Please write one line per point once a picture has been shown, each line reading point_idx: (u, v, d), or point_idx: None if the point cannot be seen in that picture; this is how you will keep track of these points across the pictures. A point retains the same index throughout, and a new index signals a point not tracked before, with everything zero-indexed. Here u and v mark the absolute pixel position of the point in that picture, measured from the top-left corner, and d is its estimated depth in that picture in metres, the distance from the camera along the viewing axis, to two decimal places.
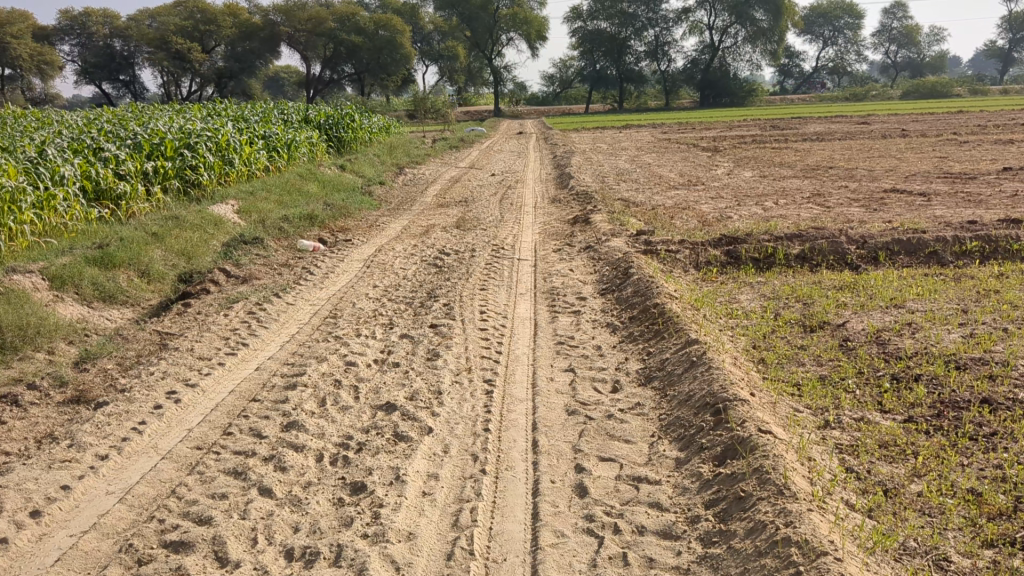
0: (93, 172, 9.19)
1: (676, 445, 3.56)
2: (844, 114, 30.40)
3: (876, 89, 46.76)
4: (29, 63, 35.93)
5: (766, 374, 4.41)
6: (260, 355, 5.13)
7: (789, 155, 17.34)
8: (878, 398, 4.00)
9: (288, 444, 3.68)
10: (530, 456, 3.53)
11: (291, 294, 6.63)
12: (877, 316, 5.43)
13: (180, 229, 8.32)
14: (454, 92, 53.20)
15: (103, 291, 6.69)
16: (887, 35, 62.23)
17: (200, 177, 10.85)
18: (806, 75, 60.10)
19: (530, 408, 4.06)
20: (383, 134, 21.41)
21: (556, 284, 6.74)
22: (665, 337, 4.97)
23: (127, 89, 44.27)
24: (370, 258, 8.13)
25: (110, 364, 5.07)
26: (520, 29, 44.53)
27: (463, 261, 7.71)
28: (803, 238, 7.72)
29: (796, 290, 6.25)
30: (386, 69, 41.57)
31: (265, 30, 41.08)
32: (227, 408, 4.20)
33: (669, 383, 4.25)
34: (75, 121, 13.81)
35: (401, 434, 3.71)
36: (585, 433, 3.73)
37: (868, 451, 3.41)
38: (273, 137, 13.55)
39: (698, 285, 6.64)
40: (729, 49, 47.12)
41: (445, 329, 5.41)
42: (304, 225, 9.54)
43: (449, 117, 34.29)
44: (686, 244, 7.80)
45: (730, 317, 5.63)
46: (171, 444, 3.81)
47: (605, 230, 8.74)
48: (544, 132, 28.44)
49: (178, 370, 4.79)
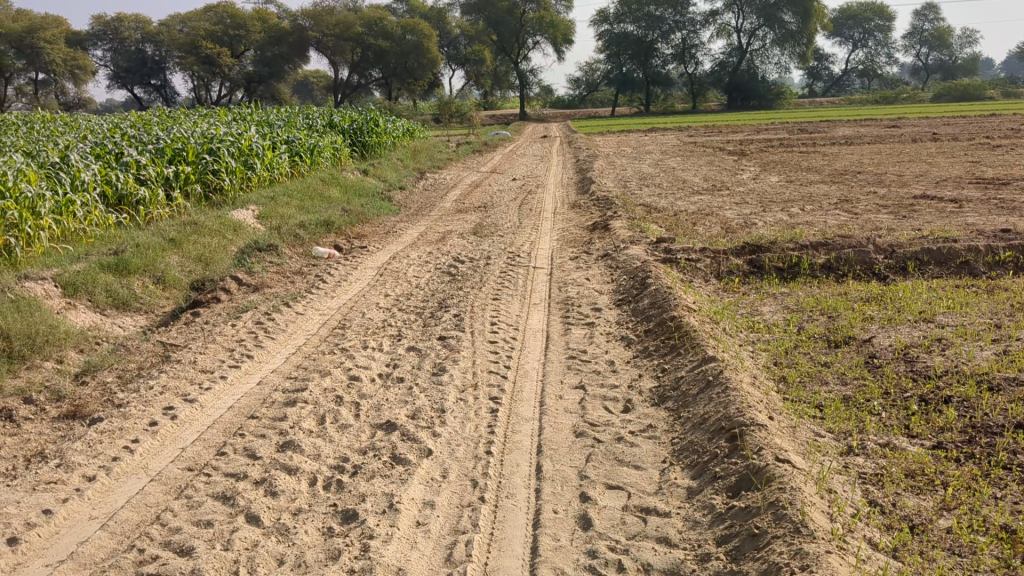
0: (113, 177, 9.11)
1: (689, 474, 3.37)
2: (875, 118, 29.97)
3: (907, 92, 46.10)
4: (61, 68, 36.27)
5: (787, 394, 4.20)
6: (264, 367, 4.97)
7: (816, 160, 17.03)
8: (904, 423, 3.79)
9: (282, 465, 3.51)
10: (533, 483, 3.36)
11: (301, 303, 6.48)
12: (904, 331, 5.20)
13: (197, 235, 8.22)
14: (480, 95, 53.18)
15: (116, 298, 6.57)
16: (918, 37, 61.54)
17: (221, 182, 10.76)
18: (835, 78, 59.47)
19: (536, 430, 3.88)
20: (407, 138, 21.36)
21: (572, 294, 6.56)
22: (681, 353, 4.77)
23: (157, 93, 44.60)
24: (385, 265, 7.99)
25: (114, 374, 4.93)
26: (546, 32, 44.41)
27: (478, 270, 7.54)
28: (829, 247, 7.49)
29: (821, 302, 6.03)
30: (412, 73, 41.54)
31: (293, 34, 41.22)
32: (225, 425, 4.05)
33: (684, 403, 4.05)
34: (100, 125, 13.79)
35: (399, 457, 3.53)
36: (592, 458, 3.55)
37: (893, 482, 3.21)
38: (295, 141, 13.47)
39: (719, 296, 6.44)
40: (757, 52, 46.65)
41: (454, 342, 5.24)
42: (320, 231, 9.42)
43: (474, 121, 34.21)
44: (707, 253, 7.58)
45: (750, 331, 5.43)
46: (162, 464, 3.64)
47: (625, 238, 8.53)
48: (569, 135, 28.31)
49: (178, 383, 4.63)
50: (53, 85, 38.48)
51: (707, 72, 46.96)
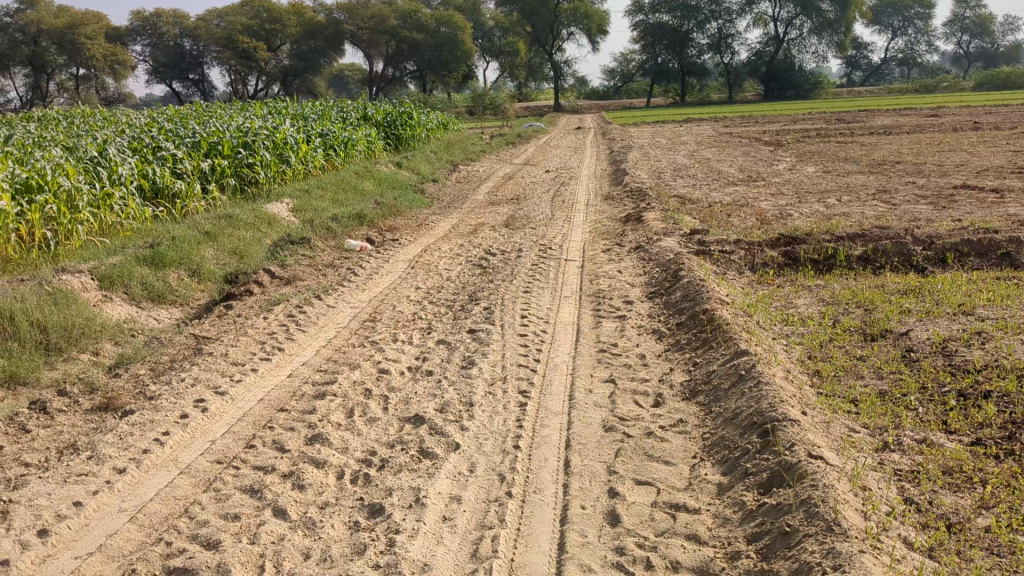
0: (150, 170, 9.18)
1: (719, 469, 3.32)
2: (915, 107, 29.50)
3: (948, 80, 45.32)
4: (101, 64, 36.71)
5: (821, 388, 4.13)
6: (295, 359, 4.97)
7: (854, 151, 16.77)
8: (941, 419, 3.71)
9: (309, 459, 3.51)
10: (561, 478, 3.33)
11: (332, 296, 6.49)
12: (943, 324, 5.10)
13: (232, 228, 8.26)
14: (515, 87, 53.09)
15: (152, 291, 6.62)
16: (960, 25, 60.45)
17: (256, 175, 10.82)
18: (874, 67, 58.61)
19: (565, 424, 3.85)
20: (442, 130, 21.36)
21: (604, 287, 6.51)
22: (714, 347, 4.70)
23: (195, 87, 44.98)
24: (416, 258, 7.97)
25: (147, 366, 4.96)
26: (580, 23, 44.19)
27: (509, 262, 7.51)
28: (866, 238, 7.37)
29: (858, 295, 5.93)
30: (446, 66, 41.50)
31: (329, 28, 41.42)
32: (255, 417, 4.05)
33: (715, 398, 4.00)
34: (138, 120, 13.92)
35: (426, 451, 3.52)
36: (621, 453, 3.51)
37: (930, 479, 3.14)
38: (329, 134, 13.50)
39: (753, 288, 6.35)
40: (794, 41, 46.08)
41: (484, 335, 5.21)
42: (352, 224, 9.43)
43: (509, 114, 34.14)
44: (742, 245, 7.48)
45: (784, 324, 5.35)
46: (192, 457, 3.65)
47: (658, 230, 8.44)
48: (604, 126, 28.15)
49: (210, 375, 4.64)
50: (93, 80, 38.96)
51: (743, 62, 46.48)
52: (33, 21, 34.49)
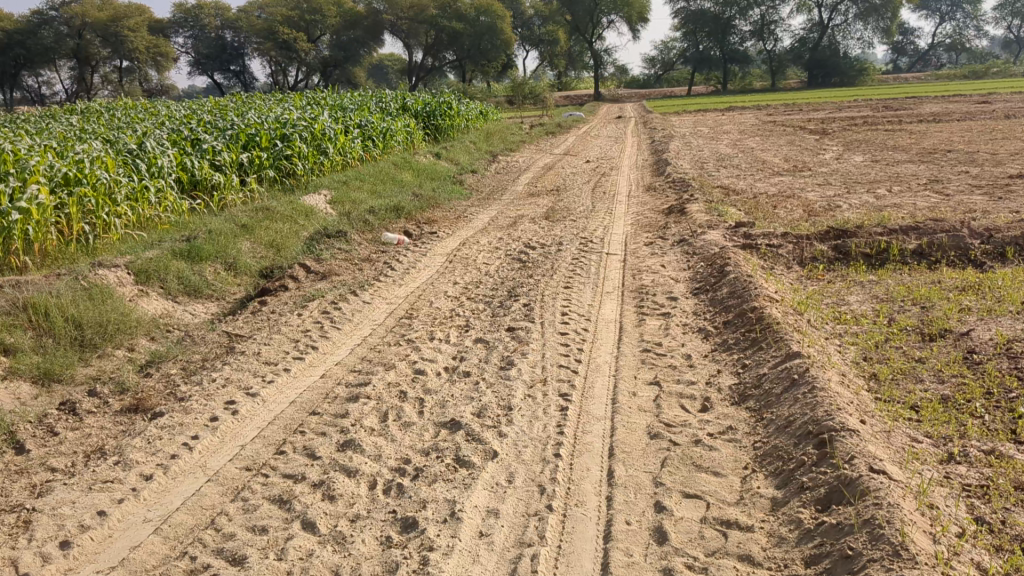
0: (188, 163, 9.11)
1: (773, 483, 3.13)
2: (963, 94, 28.80)
3: (997, 66, 44.23)
4: (144, 55, 37.00)
5: (879, 393, 3.91)
6: (329, 358, 4.83)
7: (902, 139, 16.35)
8: (1010, 427, 3.48)
9: (341, 467, 3.36)
10: (603, 490, 3.16)
11: (368, 291, 6.35)
12: (1006, 323, 4.84)
13: (269, 221, 8.16)
14: (554, 76, 52.77)
15: (188, 285, 6.54)
16: (1010, 9, 59.07)
17: (295, 167, 10.73)
18: (921, 53, 57.54)
19: (608, 430, 3.67)
20: (481, 120, 21.18)
21: (647, 282, 6.31)
22: (763, 347, 4.50)
23: (237, 79, 45.23)
24: (454, 252, 7.81)
25: (181, 364, 4.86)
26: (621, 11, 43.74)
27: (549, 256, 7.33)
28: (920, 231, 7.09)
29: (913, 291, 5.68)
30: (486, 55, 41.29)
31: (368, 19, 41.38)
32: (286, 421, 3.92)
33: (767, 403, 3.79)
34: (179, 112, 13.91)
35: (462, 459, 3.36)
36: (668, 463, 3.34)
37: (1001, 496, 2.92)
38: (368, 125, 13.39)
39: (802, 284, 6.12)
40: (838, 27, 45.29)
41: (523, 333, 5.04)
42: (390, 216, 9.30)
43: (548, 103, 33.87)
44: (789, 239, 7.23)
45: (837, 322, 5.12)
46: (220, 463, 3.53)
47: (702, 222, 8.21)
48: (645, 115, 27.88)
49: (242, 375, 4.52)
50: (137, 72, 39.27)
51: (786, 49, 45.77)
52: (78, 14, 34.75)
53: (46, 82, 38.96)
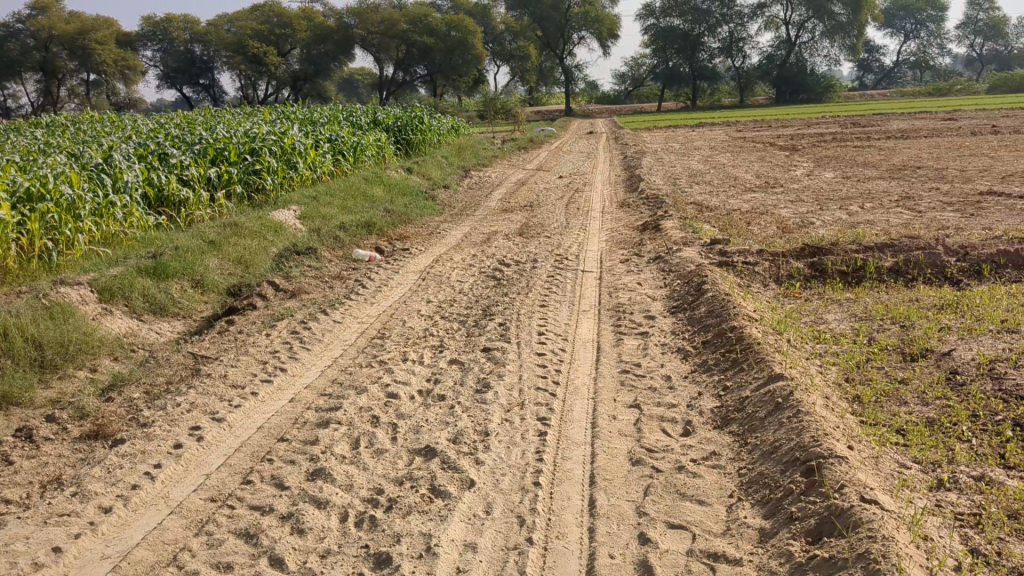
0: (155, 177, 8.92)
1: (760, 512, 3.03)
2: (929, 111, 29.12)
3: (962, 83, 44.81)
4: (112, 68, 36.60)
5: (863, 417, 3.83)
6: (298, 380, 4.68)
7: (872, 155, 16.44)
8: (998, 452, 3.41)
9: (311, 498, 3.22)
10: (585, 521, 3.04)
11: (339, 309, 6.20)
12: (987, 342, 4.79)
13: (236, 237, 7.99)
14: (525, 91, 52.85)
15: (153, 303, 6.36)
16: (972, 28, 60.01)
17: (264, 182, 10.54)
18: (886, 70, 58.32)
19: (589, 457, 3.56)
20: (452, 135, 21.08)
21: (623, 300, 6.21)
22: (745, 369, 4.40)
23: (206, 93, 44.88)
24: (426, 269, 7.68)
25: (144, 386, 4.68)
26: (591, 27, 43.87)
27: (524, 274, 7.22)
28: (895, 248, 7.05)
29: (892, 309, 5.62)
30: (457, 70, 41.26)
31: (339, 33, 41.23)
32: (253, 448, 3.77)
33: (751, 428, 3.69)
34: (145, 125, 13.67)
35: (438, 489, 3.23)
36: (651, 491, 3.23)
37: (995, 525, 2.84)
38: (338, 140, 13.24)
39: (779, 302, 6.05)
40: (806, 44, 45.78)
41: (499, 354, 4.91)
42: (361, 233, 9.16)
43: (519, 118, 33.86)
44: (765, 257, 7.17)
45: (817, 342, 5.04)
46: (184, 494, 3.38)
47: (677, 239, 8.14)
48: (615, 131, 27.93)
49: (207, 399, 4.35)
50: (104, 85, 38.83)
51: (755, 66, 46.13)
52: (44, 27, 34.32)
53: (10, 95, 38.42)
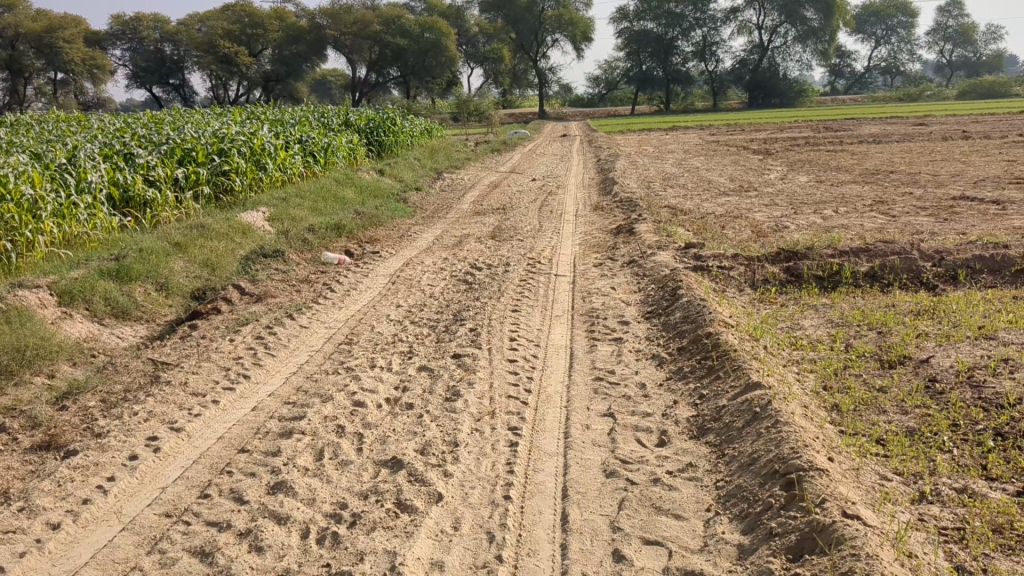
0: (120, 177, 8.70)
1: (738, 527, 2.92)
2: (900, 116, 29.31)
3: (932, 89, 45.20)
4: (80, 67, 36.08)
5: (842, 427, 3.73)
6: (261, 388, 4.53)
7: (846, 159, 16.47)
8: (980, 463, 3.33)
9: (271, 513, 3.08)
10: (557, 537, 2.92)
11: (306, 314, 6.05)
12: (965, 349, 4.72)
13: (203, 239, 7.80)
14: (499, 93, 52.74)
15: (115, 307, 6.17)
16: (942, 34, 60.65)
17: (233, 183, 10.35)
18: (857, 75, 58.78)
19: (561, 469, 3.44)
20: (425, 136, 20.94)
21: (597, 305, 6.10)
22: (721, 377, 4.30)
23: (176, 93, 44.38)
24: (397, 273, 7.54)
25: (100, 394, 4.50)
26: (565, 30, 43.82)
27: (496, 277, 7.09)
28: (871, 252, 6.99)
29: (868, 315, 5.55)
30: (431, 72, 41.06)
31: (311, 34, 40.91)
32: (212, 459, 3.61)
33: (727, 439, 3.59)
34: (112, 125, 13.40)
35: (404, 504, 3.10)
36: (626, 504, 3.11)
37: (979, 540, 2.75)
38: (309, 141, 13.06)
39: (755, 308, 5.97)
40: (778, 49, 46.06)
41: (470, 361, 4.78)
42: (330, 235, 8.99)
43: (493, 120, 33.74)
44: (740, 261, 7.09)
45: (794, 348, 4.95)
46: (138, 509, 3.22)
47: (652, 243, 8.04)
48: (588, 134, 27.90)
49: (166, 408, 4.19)
50: (72, 84, 38.28)
51: (728, 70, 46.37)
52: (10, 25, 33.73)
53: None
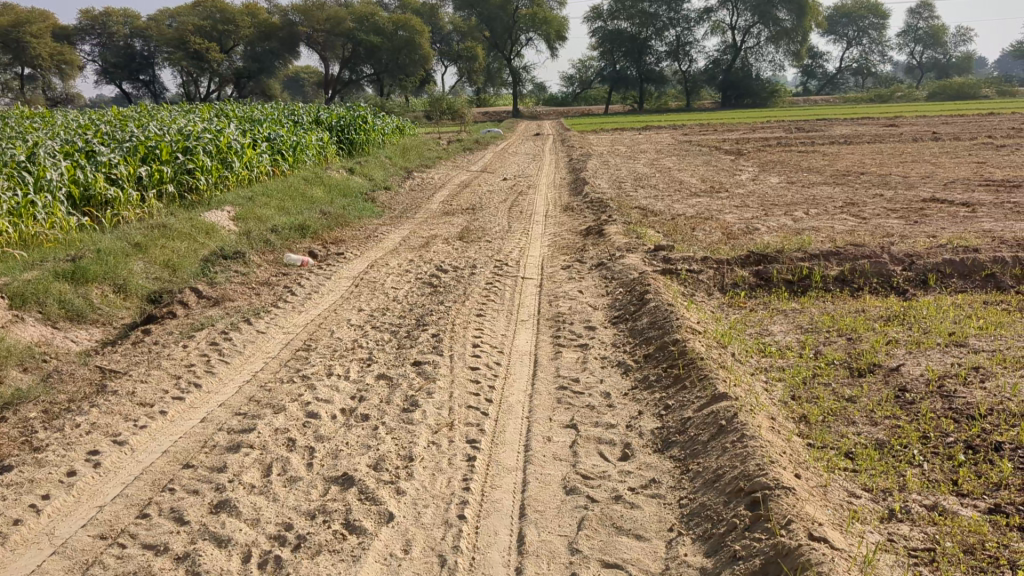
0: (80, 175, 8.45)
1: (701, 549, 2.80)
2: (871, 116, 29.43)
3: (903, 90, 45.46)
4: (48, 62, 35.49)
5: (810, 439, 3.62)
6: (213, 398, 4.35)
7: (817, 160, 16.46)
8: (951, 478, 3.22)
9: (211, 535, 2.92)
10: (513, 560, 2.79)
11: (265, 318, 5.87)
12: (935, 357, 4.63)
13: (165, 240, 7.58)
14: (473, 91, 52.55)
15: (70, 309, 5.95)
16: (912, 35, 61.14)
17: (197, 181, 10.11)
18: (829, 76, 59.12)
19: (520, 485, 3.30)
20: (397, 134, 20.76)
21: (564, 309, 5.97)
22: (687, 387, 4.18)
23: (146, 88, 43.82)
24: (361, 275, 7.37)
25: (43, 404, 4.30)
26: (539, 28, 43.69)
27: (461, 281, 6.94)
28: (842, 256, 6.91)
29: (838, 321, 5.45)
30: (404, 69, 40.77)
31: (283, 30, 40.51)
32: (154, 476, 3.44)
33: (693, 453, 3.47)
34: (75, 121, 13.11)
35: (352, 525, 2.95)
36: (585, 524, 2.98)
37: (951, 563, 2.63)
38: (277, 139, 12.83)
39: (724, 313, 5.86)
40: (751, 49, 46.21)
41: (430, 369, 4.63)
42: (294, 236, 8.81)
43: (466, 118, 33.54)
44: (710, 264, 6.98)
45: (762, 356, 4.85)
46: (71, 530, 3.04)
47: (621, 245, 7.92)
48: (560, 133, 27.82)
49: (110, 420, 4.00)
50: (40, 79, 37.68)
51: (701, 70, 46.49)
52: None
53: None
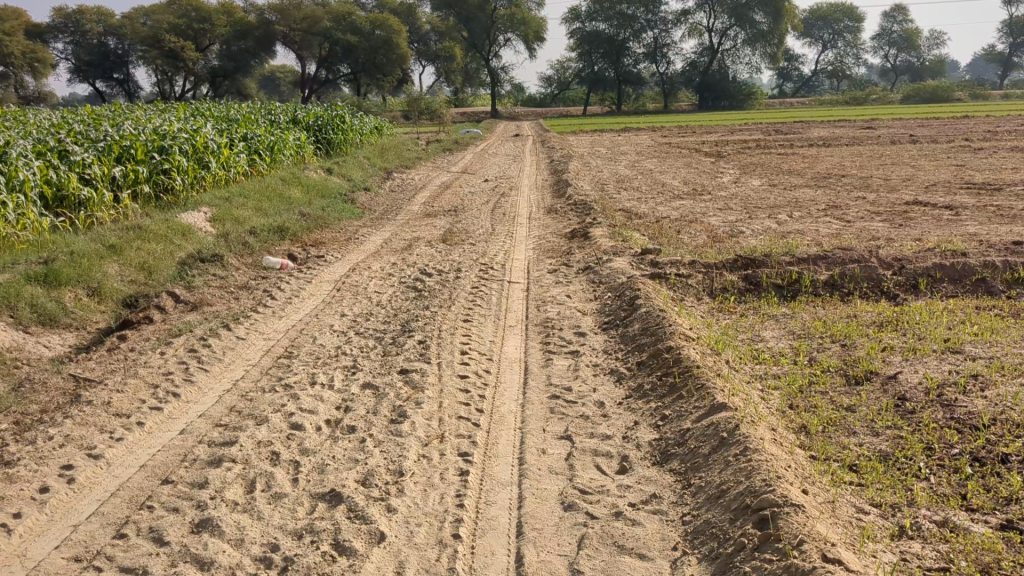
0: (53, 175, 8.22)
1: (708, 570, 2.69)
2: None
3: (878, 94, 45.64)
4: (20, 61, 34.93)
5: (812, 452, 3.52)
6: (192, 409, 4.19)
7: (798, 162, 16.43)
8: (960, 491, 3.12)
9: (193, 557, 2.77)
10: None
11: (244, 324, 5.70)
12: (932, 365, 4.54)
13: (140, 240, 7.36)
14: (451, 91, 52.35)
15: (42, 314, 5.76)
16: (887, 39, 61.54)
17: (173, 181, 9.90)
18: (805, 78, 59.34)
19: (516, 501, 3.18)
20: (375, 134, 20.58)
21: (552, 314, 5.84)
22: (683, 396, 4.06)
23: (120, 87, 43.28)
24: (343, 279, 7.20)
25: (13, 415, 4.11)
26: (517, 29, 43.54)
27: (446, 285, 6.79)
28: (830, 260, 6.84)
29: (831, 327, 5.36)
30: (381, 69, 40.49)
31: (259, 29, 40.11)
32: (131, 492, 3.29)
33: (693, 467, 3.36)
34: (48, 120, 12.82)
35: (342, 546, 2.81)
36: (585, 542, 2.86)
37: None
38: (255, 138, 12.63)
39: (714, 319, 5.75)
40: (728, 52, 46.32)
41: (418, 377, 4.49)
42: (272, 238, 8.64)
43: (444, 119, 33.35)
44: (698, 269, 6.88)
45: (756, 362, 4.74)
46: (44, 552, 2.88)
47: (607, 249, 7.81)
48: (538, 134, 27.70)
49: (85, 433, 3.83)
50: (11, 78, 37.10)
51: (679, 72, 46.56)
52: None
53: None
